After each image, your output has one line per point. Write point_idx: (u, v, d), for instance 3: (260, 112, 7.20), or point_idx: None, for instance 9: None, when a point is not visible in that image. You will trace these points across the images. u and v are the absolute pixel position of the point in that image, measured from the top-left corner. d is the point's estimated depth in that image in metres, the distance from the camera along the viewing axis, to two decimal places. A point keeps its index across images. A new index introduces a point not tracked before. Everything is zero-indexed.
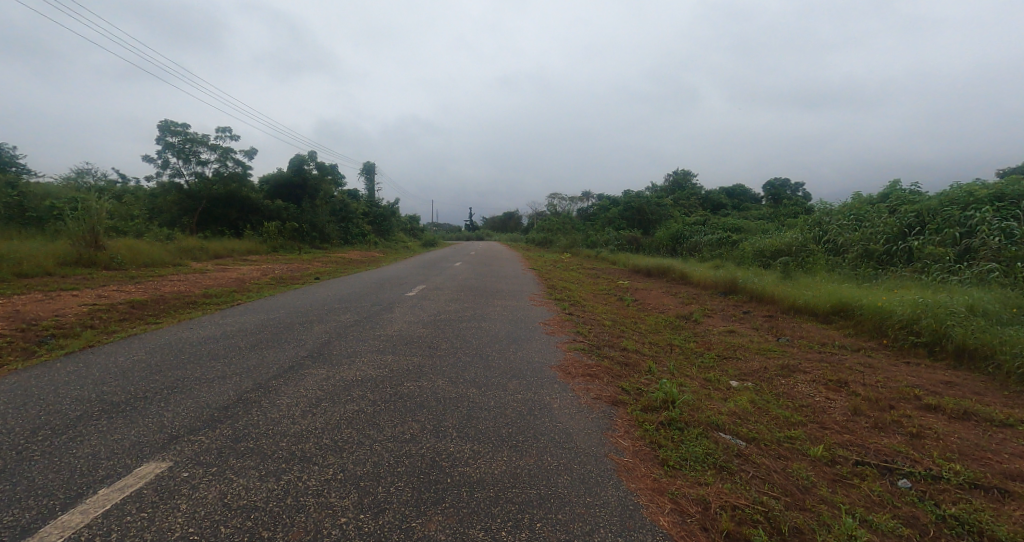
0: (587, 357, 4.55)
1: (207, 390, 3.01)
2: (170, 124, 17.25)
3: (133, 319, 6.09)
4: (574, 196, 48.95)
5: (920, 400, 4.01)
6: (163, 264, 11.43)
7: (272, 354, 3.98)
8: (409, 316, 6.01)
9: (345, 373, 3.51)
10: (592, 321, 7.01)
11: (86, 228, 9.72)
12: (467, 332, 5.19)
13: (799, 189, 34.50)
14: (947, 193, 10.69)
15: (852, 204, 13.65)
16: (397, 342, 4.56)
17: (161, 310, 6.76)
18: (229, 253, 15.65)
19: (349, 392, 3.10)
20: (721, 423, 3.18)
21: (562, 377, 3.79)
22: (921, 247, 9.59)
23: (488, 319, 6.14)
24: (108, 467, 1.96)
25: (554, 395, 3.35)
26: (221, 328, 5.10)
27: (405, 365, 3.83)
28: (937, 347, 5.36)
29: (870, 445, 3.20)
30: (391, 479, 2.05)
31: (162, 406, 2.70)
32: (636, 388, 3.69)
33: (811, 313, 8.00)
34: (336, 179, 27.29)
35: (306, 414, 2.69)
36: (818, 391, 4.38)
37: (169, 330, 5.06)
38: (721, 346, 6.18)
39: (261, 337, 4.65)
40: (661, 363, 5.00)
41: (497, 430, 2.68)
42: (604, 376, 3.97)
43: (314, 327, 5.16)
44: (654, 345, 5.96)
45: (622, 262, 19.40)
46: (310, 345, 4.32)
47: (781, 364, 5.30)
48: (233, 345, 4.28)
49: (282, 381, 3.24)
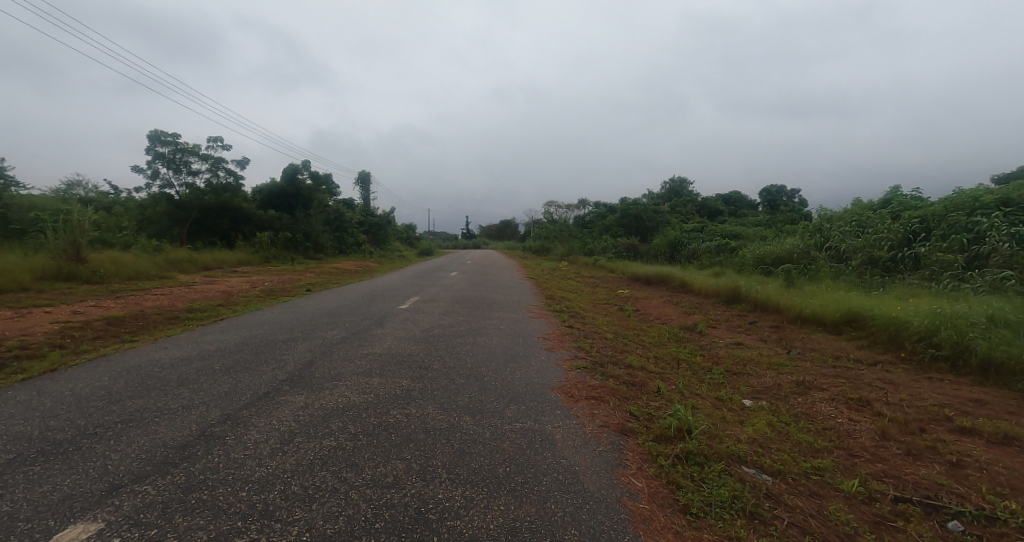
0: (591, 377, 4.22)
1: (168, 424, 2.66)
2: (160, 134, 16.97)
3: (108, 337, 5.74)
4: (571, 205, 49.18)
5: (952, 422, 3.71)
6: (148, 276, 11.09)
7: (247, 378, 3.62)
8: (401, 331, 5.67)
9: (325, 401, 3.16)
10: (593, 334, 6.68)
11: (67, 241, 9.42)
12: (462, 349, 4.88)
13: (796, 195, 35.10)
14: (951, 197, 10.56)
15: (853, 210, 13.54)
16: (386, 362, 4.23)
17: (140, 326, 6.43)
18: (219, 264, 15.30)
19: (328, 424, 2.77)
20: (742, 453, 2.88)
21: (564, 401, 3.48)
22: (928, 253, 9.41)
23: (485, 333, 5.83)
24: (23, 532, 1.62)
25: (556, 423, 3.03)
26: (199, 347, 4.75)
27: (391, 389, 3.49)
28: (960, 361, 5.08)
29: (907, 477, 2.89)
30: (367, 539, 1.73)
31: (111, 446, 2.36)
32: (646, 413, 3.37)
33: (820, 324, 7.70)
34: (330, 187, 26.98)
35: (276, 453, 2.37)
36: (839, 412, 4.08)
37: (143, 350, 4.71)
38: (730, 360, 5.88)
39: (240, 357, 4.32)
40: (669, 380, 4.69)
41: (492, 469, 2.36)
42: (609, 398, 3.64)
43: (298, 345, 4.82)
44: (660, 360, 5.63)
45: (621, 269, 19.15)
46: (291, 367, 3.97)
47: (796, 380, 4.99)
48: (206, 368, 3.93)
49: (255, 411, 2.90)
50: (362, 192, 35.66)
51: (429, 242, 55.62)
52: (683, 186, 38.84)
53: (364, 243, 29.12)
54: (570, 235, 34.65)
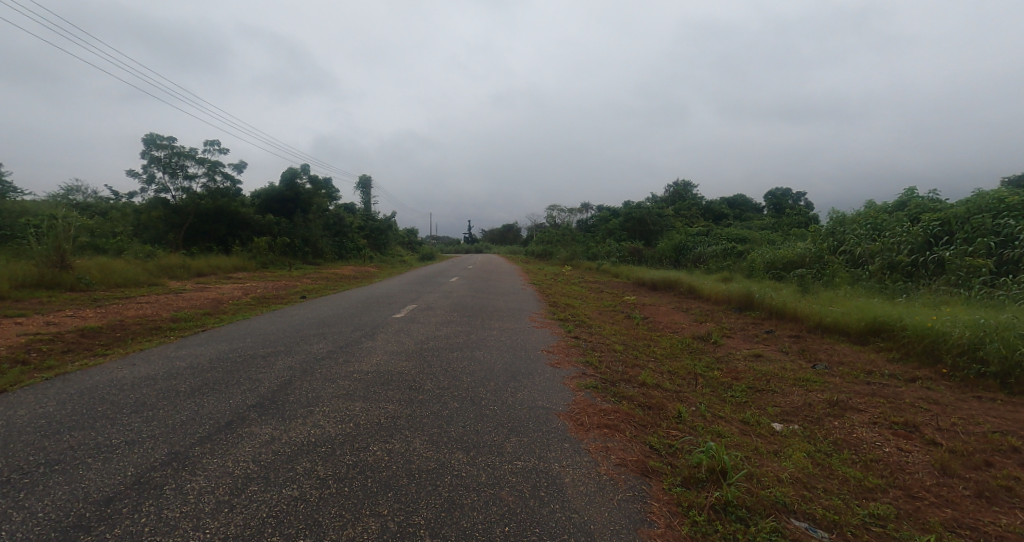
0: (602, 399, 3.75)
1: (98, 466, 2.17)
2: (156, 138, 16.73)
3: (78, 351, 5.31)
4: (573, 209, 49.01)
5: (1021, 454, 3.21)
6: (137, 283, 10.71)
7: (212, 403, 3.17)
8: (392, 344, 5.24)
9: (294, 434, 2.69)
10: (601, 346, 6.23)
11: (51, 247, 9.06)
12: (458, 366, 4.43)
13: (800, 198, 34.71)
14: (974, 199, 10.11)
15: (867, 212, 13.08)
16: (373, 382, 3.80)
17: (117, 337, 6.03)
18: (214, 270, 14.95)
19: (294, 465, 2.31)
20: (789, 500, 2.40)
21: (573, 431, 3.02)
22: (954, 257, 8.93)
23: (484, 346, 5.38)
24: None
25: (564, 462, 2.57)
26: (169, 365, 4.29)
27: (374, 417, 3.04)
28: (1010, 379, 4.58)
29: (988, 529, 2.40)
30: None
31: (15, 500, 1.87)
32: (669, 446, 2.90)
33: (844, 334, 7.20)
34: (331, 192, 26.70)
35: (221, 508, 1.90)
36: (885, 439, 3.60)
37: (106, 368, 4.24)
38: (751, 375, 5.40)
39: (211, 377, 3.85)
40: (687, 400, 4.22)
41: (487, 531, 1.90)
42: (625, 426, 3.18)
43: (278, 362, 4.38)
44: (675, 375, 5.17)
45: (626, 274, 18.70)
46: (264, 389, 3.51)
47: (828, 400, 4.51)
48: (169, 390, 3.48)
49: (210, 447, 2.43)
50: (363, 196, 35.55)
51: (431, 247, 55.32)
52: (687, 189, 38.46)
53: (364, 247, 28.73)
54: (573, 239, 34.33)
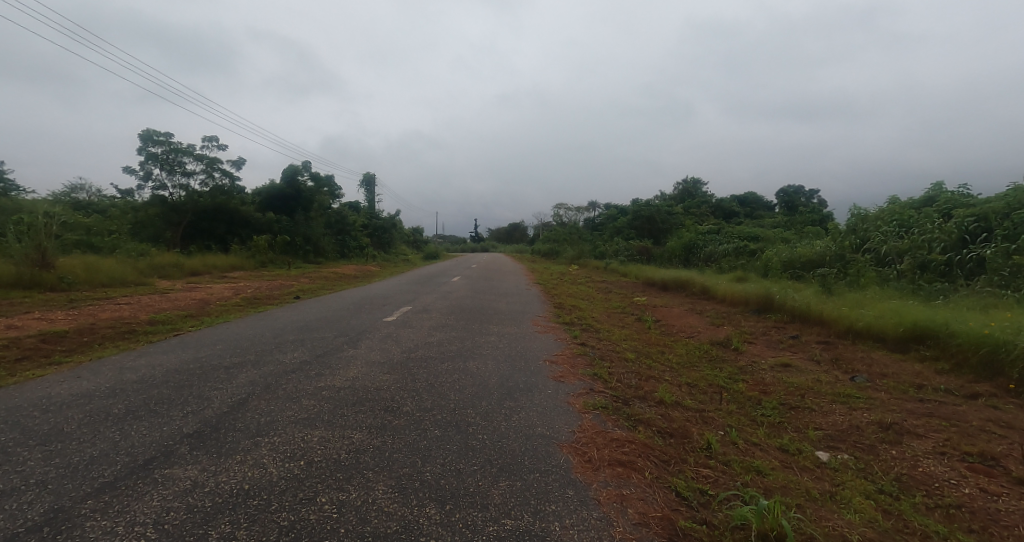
0: (613, 425, 3.15)
1: None
2: (152, 133, 16.39)
3: (34, 358, 4.82)
4: (580, 208, 48.35)
5: None
6: (125, 282, 10.31)
7: (140, 432, 2.60)
8: (377, 353, 4.67)
9: (224, 479, 2.11)
10: (610, 353, 5.62)
11: (31, 245, 8.65)
12: (446, 380, 3.85)
13: (814, 196, 33.71)
14: (1015, 192, 9.31)
15: (891, 208, 12.29)
16: (343, 402, 3.22)
17: (83, 342, 5.53)
18: (209, 270, 14.59)
19: (203, 533, 1.71)
20: None
21: (579, 471, 2.42)
22: (996, 256, 8.15)
23: (480, 356, 4.80)
24: None
25: (566, 520, 1.96)
26: (117, 378, 3.76)
27: (334, 452, 2.46)
28: None
29: None
30: None
31: None
32: (701, 495, 2.28)
33: (880, 341, 6.49)
34: (333, 190, 26.30)
35: None
36: (964, 476, 2.93)
37: (45, 382, 3.71)
38: (782, 389, 4.75)
39: (157, 395, 3.30)
40: (713, 422, 3.59)
41: None
42: (643, 464, 2.57)
43: (241, 374, 3.83)
44: (695, 390, 4.55)
45: (635, 273, 18.01)
46: (212, 412, 2.94)
47: (879, 421, 3.84)
48: (99, 413, 2.92)
49: (103, 504, 1.85)
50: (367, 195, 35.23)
51: (436, 246, 54.95)
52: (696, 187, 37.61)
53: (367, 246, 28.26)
54: (580, 238, 33.68)
